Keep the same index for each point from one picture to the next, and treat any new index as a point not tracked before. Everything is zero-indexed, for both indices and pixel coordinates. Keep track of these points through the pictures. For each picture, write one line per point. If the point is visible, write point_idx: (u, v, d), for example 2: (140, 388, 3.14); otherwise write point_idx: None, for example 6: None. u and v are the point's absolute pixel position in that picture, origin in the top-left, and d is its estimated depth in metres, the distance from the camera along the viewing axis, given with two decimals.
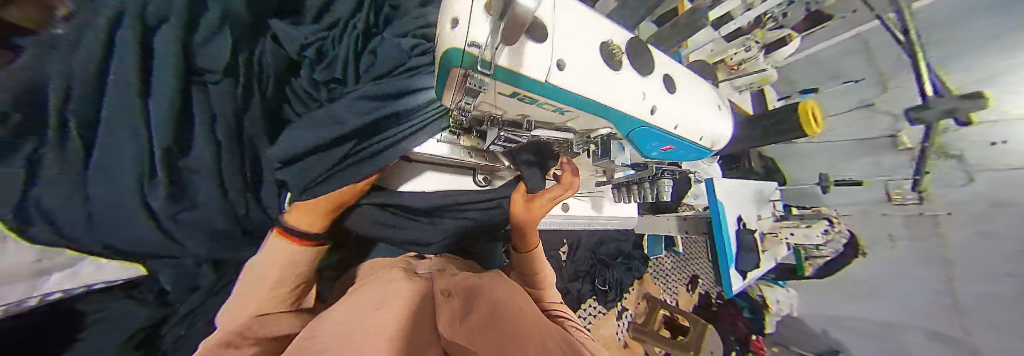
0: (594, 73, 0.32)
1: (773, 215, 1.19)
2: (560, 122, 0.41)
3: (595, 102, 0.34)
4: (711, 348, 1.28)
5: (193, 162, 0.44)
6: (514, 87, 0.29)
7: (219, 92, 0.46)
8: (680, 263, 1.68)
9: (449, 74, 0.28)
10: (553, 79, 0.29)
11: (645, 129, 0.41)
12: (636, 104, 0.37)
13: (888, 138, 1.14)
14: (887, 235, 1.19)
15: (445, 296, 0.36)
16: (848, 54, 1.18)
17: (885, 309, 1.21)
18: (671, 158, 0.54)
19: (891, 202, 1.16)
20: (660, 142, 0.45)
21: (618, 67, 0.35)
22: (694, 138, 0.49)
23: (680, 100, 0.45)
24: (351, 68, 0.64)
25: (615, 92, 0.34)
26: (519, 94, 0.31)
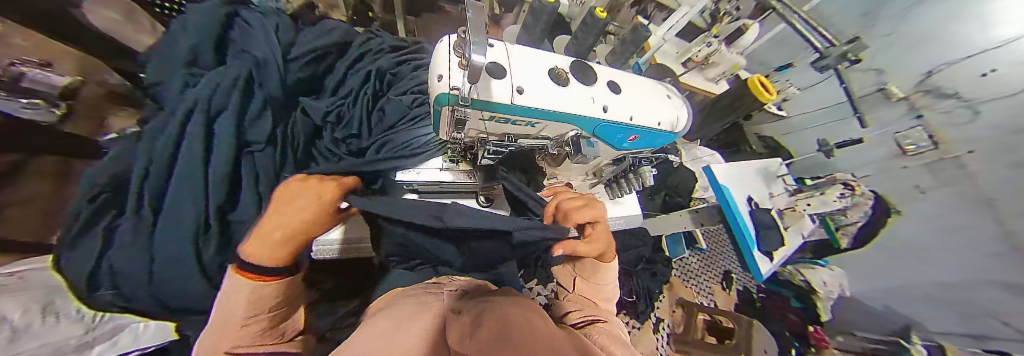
0: (548, 91, 0.40)
1: (786, 190, 1.18)
2: (535, 133, 0.48)
3: (554, 112, 0.41)
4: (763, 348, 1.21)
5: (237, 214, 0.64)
6: (488, 111, 0.39)
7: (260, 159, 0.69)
8: (707, 260, 1.56)
9: (442, 112, 0.39)
10: (517, 101, 0.38)
11: (607, 125, 0.48)
12: (591, 106, 0.44)
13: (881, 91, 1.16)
14: (913, 187, 1.08)
15: (456, 314, 0.37)
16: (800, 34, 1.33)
17: (943, 270, 1.04)
18: (643, 146, 0.58)
19: (908, 155, 1.09)
20: (623, 134, 0.51)
21: (565, 82, 0.43)
22: (653, 124, 0.52)
23: (634, 96, 0.51)
24: (365, 124, 0.87)
25: (570, 100, 0.42)
26: (494, 116, 0.40)
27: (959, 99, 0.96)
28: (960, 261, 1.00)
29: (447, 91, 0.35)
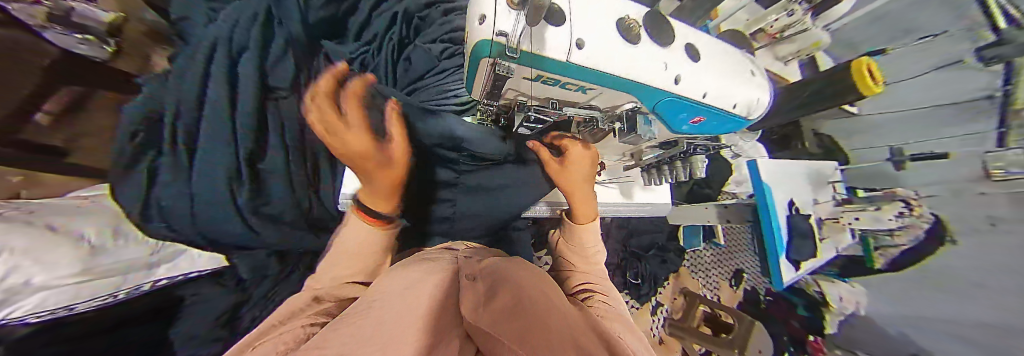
0: (613, 50, 0.32)
1: (833, 199, 1.03)
2: (583, 101, 0.42)
3: (614, 77, 0.34)
4: (759, 348, 1.14)
5: (269, 165, 0.57)
6: (537, 69, 0.31)
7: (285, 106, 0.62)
8: (721, 255, 1.52)
9: (478, 66, 0.32)
10: (574, 59, 0.30)
11: (670, 101, 0.40)
12: (660, 76, 0.36)
13: (985, 98, 0.92)
14: (987, 217, 0.95)
15: (471, 281, 0.38)
16: (922, 7, 1.04)
17: (982, 310, 0.97)
18: (705, 131, 0.51)
19: (992, 179, 0.91)
20: (687, 112, 0.43)
21: (636, 41, 0.34)
22: (725, 106, 0.45)
23: (706, 68, 0.42)
24: (389, 74, 0.82)
25: (636, 65, 0.34)
26: (542, 77, 0.33)
27: None
28: (993, 302, 0.94)
29: (490, 38, 0.27)
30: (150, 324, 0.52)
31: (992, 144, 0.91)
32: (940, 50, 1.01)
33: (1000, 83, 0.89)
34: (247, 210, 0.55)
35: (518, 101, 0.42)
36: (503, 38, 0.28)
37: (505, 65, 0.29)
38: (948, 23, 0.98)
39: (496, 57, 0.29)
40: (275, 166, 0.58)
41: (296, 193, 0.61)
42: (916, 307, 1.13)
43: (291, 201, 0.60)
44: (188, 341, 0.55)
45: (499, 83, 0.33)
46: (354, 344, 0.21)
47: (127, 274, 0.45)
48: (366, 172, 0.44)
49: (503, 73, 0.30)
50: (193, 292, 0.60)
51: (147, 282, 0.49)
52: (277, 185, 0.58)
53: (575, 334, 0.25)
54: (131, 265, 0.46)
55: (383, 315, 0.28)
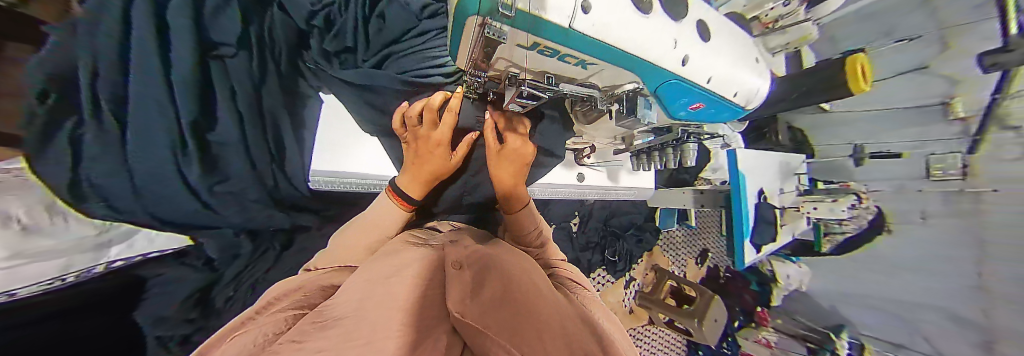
0: (620, 18, 0.28)
1: (797, 190, 1.11)
2: (583, 77, 0.39)
3: (620, 52, 0.30)
4: (715, 316, 1.25)
5: (219, 136, 0.48)
6: (535, 35, 0.27)
7: (234, 64, 0.50)
8: (691, 236, 1.64)
9: (466, 24, 0.28)
10: (578, 26, 0.26)
11: (672, 83, 0.38)
12: (667, 54, 0.34)
13: (938, 105, 0.98)
14: (921, 210, 1.08)
15: (457, 269, 0.36)
16: (904, 6, 0.95)
17: (906, 290, 1.15)
18: (700, 118, 0.50)
19: (929, 179, 1.03)
20: (689, 96, 0.42)
21: (648, 10, 0.30)
22: (725, 92, 0.44)
23: (713, 50, 0.40)
24: (361, 35, 0.70)
25: (645, 40, 0.31)
26: (539, 45, 0.29)
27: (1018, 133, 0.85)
28: (922, 283, 1.11)
29: None
30: (115, 306, 0.46)
31: (955, 142, 0.98)
32: (906, 58, 1.01)
33: (951, 92, 0.95)
34: (202, 188, 0.48)
35: (512, 74, 0.39)
36: None
37: (495, 26, 0.25)
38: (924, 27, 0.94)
39: (488, 16, 0.24)
40: (226, 139, 0.50)
41: (257, 171, 0.55)
42: (851, 284, 1.31)
43: (254, 178, 0.55)
44: (158, 323, 0.51)
45: (491, 49, 0.29)
46: (328, 341, 0.20)
47: (72, 257, 0.45)
48: (424, 158, 0.55)
49: (495, 37, 0.26)
50: (156, 272, 0.54)
51: (103, 263, 0.49)
52: (232, 160, 0.51)
53: (563, 327, 0.25)
54: (74, 247, 0.45)
55: (362, 304, 0.27)
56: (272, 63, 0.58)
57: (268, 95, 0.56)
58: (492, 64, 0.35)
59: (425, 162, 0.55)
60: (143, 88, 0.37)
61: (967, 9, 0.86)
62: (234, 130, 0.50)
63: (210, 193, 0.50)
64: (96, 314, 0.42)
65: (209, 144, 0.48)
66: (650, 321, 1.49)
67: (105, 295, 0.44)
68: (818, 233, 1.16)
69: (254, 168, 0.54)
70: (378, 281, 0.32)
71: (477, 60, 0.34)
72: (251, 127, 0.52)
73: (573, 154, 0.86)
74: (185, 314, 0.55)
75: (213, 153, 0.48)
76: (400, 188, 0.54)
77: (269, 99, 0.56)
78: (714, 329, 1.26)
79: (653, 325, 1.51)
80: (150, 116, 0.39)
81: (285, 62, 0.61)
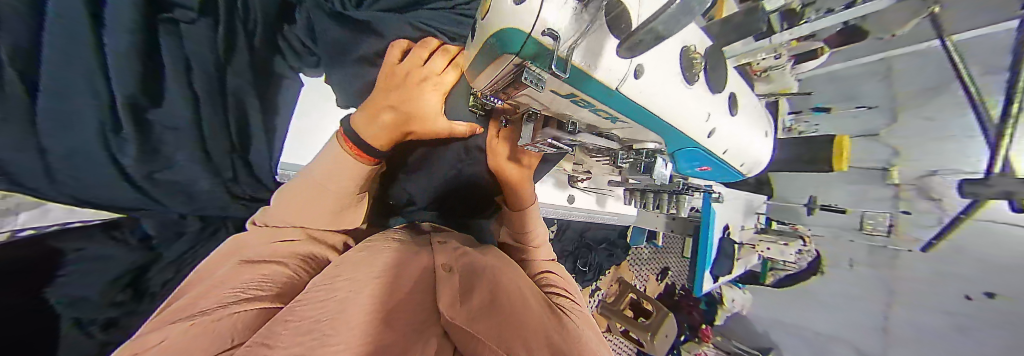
0: (664, 86, 0.27)
1: (755, 227, 1.22)
2: (608, 127, 0.39)
3: (655, 117, 0.29)
4: (667, 332, 1.33)
5: (159, 117, 0.52)
6: (575, 89, 0.24)
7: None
8: (656, 254, 1.74)
9: (495, 60, 0.21)
10: (624, 88, 0.24)
11: (692, 150, 0.38)
12: (697, 125, 0.34)
13: (879, 170, 1.10)
14: (849, 259, 1.22)
15: (447, 271, 0.34)
16: (869, 76, 1.09)
17: (825, 322, 1.33)
18: (703, 177, 0.52)
19: (861, 231, 1.15)
20: (699, 162, 0.42)
21: (691, 81, 0.30)
22: (735, 163, 0.46)
23: (736, 122, 0.41)
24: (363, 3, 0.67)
25: (679, 109, 0.30)
26: (575, 96, 0.26)
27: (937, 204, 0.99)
28: (838, 320, 1.29)
29: (529, 30, 0.15)
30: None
31: (889, 206, 1.08)
32: (862, 122, 1.15)
33: (891, 160, 1.08)
34: (139, 176, 0.54)
35: (532, 107, 0.36)
36: (553, 42, 0.17)
37: (536, 72, 0.20)
38: (881, 99, 1.09)
39: (529, 60, 0.19)
40: (172, 123, 0.54)
41: (214, 160, 0.61)
42: (783, 314, 1.45)
43: (207, 167, 0.60)
44: (74, 304, 0.52)
45: (519, 85, 0.25)
46: (301, 345, 0.18)
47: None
48: (411, 101, 0.49)
49: (530, 82, 0.22)
50: (79, 248, 0.54)
51: (6, 231, 0.50)
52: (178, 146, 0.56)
53: (553, 342, 0.25)
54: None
55: (343, 303, 0.25)
56: None
57: None
58: (512, 96, 0.31)
59: (407, 106, 0.50)
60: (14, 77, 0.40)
61: (918, 91, 1.02)
62: (178, 111, 0.53)
63: (148, 179, 0.55)
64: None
65: (149, 124, 0.51)
66: (607, 329, 1.56)
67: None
68: (765, 266, 1.27)
69: (200, 148, 0.57)
70: (359, 278, 0.30)
71: (496, 89, 0.29)
72: (202, 110, 0.54)
73: (568, 176, 0.88)
74: (112, 297, 0.56)
75: (158, 136, 0.53)
76: (354, 130, 0.46)
77: None
78: (664, 343, 1.34)
79: (610, 334, 1.58)
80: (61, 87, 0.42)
81: None
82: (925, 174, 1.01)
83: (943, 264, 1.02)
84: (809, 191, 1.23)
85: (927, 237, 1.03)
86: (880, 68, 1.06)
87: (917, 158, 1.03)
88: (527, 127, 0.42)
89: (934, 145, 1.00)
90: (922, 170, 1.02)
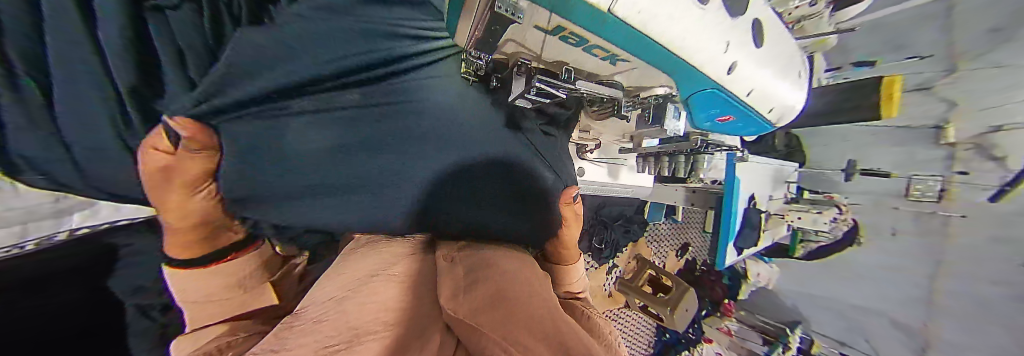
0: (678, 8, 0.22)
1: (784, 197, 1.12)
2: (609, 72, 0.37)
3: (667, 53, 0.25)
4: (687, 306, 1.31)
5: (168, 105, 0.43)
6: (563, 19, 0.21)
7: (177, 18, 0.42)
8: (676, 229, 1.67)
9: None
10: (621, 14, 0.18)
11: (711, 92, 0.34)
12: (716, 59, 0.29)
13: (932, 128, 1.00)
14: (890, 228, 1.12)
15: (448, 263, 0.35)
16: (921, 21, 0.94)
17: (860, 293, 1.24)
18: (724, 130, 0.48)
19: (906, 198, 1.06)
20: (718, 109, 0.39)
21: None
22: (762, 109, 0.42)
23: (763, 57, 0.36)
24: None
25: (698, 42, 0.25)
26: (564, 29, 0.23)
27: (1001, 164, 0.88)
28: (876, 292, 1.20)
29: None
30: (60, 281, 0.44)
31: (942, 168, 1.00)
32: (912, 75, 1.01)
33: (947, 117, 0.97)
34: None
35: (522, 61, 0.35)
36: None
37: (511, 1, 0.18)
38: (937, 47, 0.94)
39: None
40: (175, 110, 0.44)
41: None
42: (816, 288, 1.38)
43: None
44: (135, 292, 0.51)
45: (500, 28, 0.22)
46: (303, 350, 0.18)
47: (36, 222, 0.45)
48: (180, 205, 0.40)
49: (507, 15, 0.19)
50: (126, 242, 0.52)
51: (65, 231, 0.47)
52: None
53: (558, 327, 0.23)
54: None
55: (345, 307, 0.25)
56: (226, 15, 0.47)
57: (225, 52, 0.48)
58: (499, 47, 0.30)
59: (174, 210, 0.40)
60: None
61: (978, 36, 0.87)
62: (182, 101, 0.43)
63: None
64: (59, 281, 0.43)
65: (159, 115, 0.43)
66: (625, 305, 1.56)
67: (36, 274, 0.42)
68: (794, 239, 1.19)
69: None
70: (363, 279, 0.31)
71: (478, 41, 0.28)
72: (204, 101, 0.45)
73: (575, 148, 0.85)
74: (163, 284, 0.55)
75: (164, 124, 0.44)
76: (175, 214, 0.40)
77: (226, 57, 0.48)
78: (684, 317, 1.33)
79: (629, 308, 1.58)
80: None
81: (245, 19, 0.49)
82: (987, 130, 0.90)
83: (1004, 228, 0.89)
84: (848, 155, 1.19)
85: (998, 184, 0.88)
86: (937, 10, 0.91)
87: (981, 111, 0.90)
88: (516, 81, 0.38)
89: (995, 96, 0.87)
90: (986, 125, 0.90)
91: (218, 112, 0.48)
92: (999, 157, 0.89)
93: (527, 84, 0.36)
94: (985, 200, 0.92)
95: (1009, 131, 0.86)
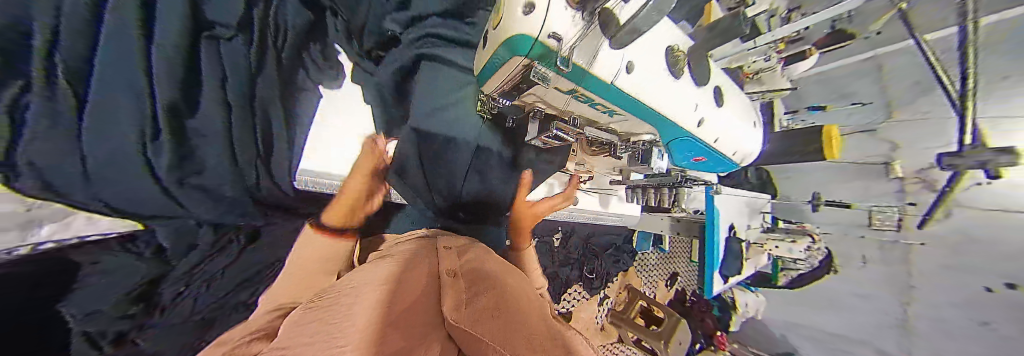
0: (648, 77, 0.31)
1: (761, 226, 1.20)
2: (605, 123, 0.43)
3: (644, 106, 0.32)
4: (680, 339, 1.28)
5: None
6: (578, 86, 0.29)
7: (230, 48, 0.54)
8: (664, 259, 1.70)
9: (507, 60, 0.27)
10: (620, 81, 0.29)
11: (686, 140, 0.40)
12: (687, 115, 0.36)
13: (880, 165, 1.13)
14: (860, 257, 1.20)
15: (451, 276, 0.35)
16: (861, 75, 1.13)
17: (841, 323, 1.27)
18: (701, 167, 0.53)
19: (870, 226, 1.16)
20: (694, 152, 0.44)
21: (677, 75, 0.34)
22: (728, 152, 0.49)
23: (724, 114, 0.44)
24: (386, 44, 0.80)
25: (666, 96, 0.33)
26: (576, 91, 0.30)
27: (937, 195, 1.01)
28: (854, 320, 1.23)
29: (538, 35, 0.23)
30: (42, 287, 0.41)
31: (896, 199, 1.11)
32: (859, 118, 1.18)
33: (891, 155, 1.11)
34: (171, 181, 0.48)
35: (536, 109, 0.40)
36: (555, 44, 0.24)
37: (543, 71, 0.26)
38: (876, 96, 1.12)
39: (536, 60, 0.25)
40: None
41: (239, 166, 0.56)
42: (789, 315, 1.41)
43: (233, 175, 0.55)
44: (90, 317, 0.46)
45: (527, 86, 0.30)
46: (311, 349, 0.18)
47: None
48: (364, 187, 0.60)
49: (538, 80, 0.27)
50: (92, 259, 0.47)
51: (29, 244, 0.42)
52: None
53: (554, 347, 0.23)
54: None
55: (353, 307, 0.25)
56: None
57: (266, 79, 0.59)
58: (520, 98, 0.35)
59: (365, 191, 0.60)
60: None
61: (908, 88, 1.05)
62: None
63: (179, 185, 0.49)
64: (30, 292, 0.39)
65: None
66: (619, 339, 1.49)
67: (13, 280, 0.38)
68: (775, 267, 1.23)
69: (234, 159, 0.55)
70: (371, 283, 0.31)
71: (507, 90, 0.33)
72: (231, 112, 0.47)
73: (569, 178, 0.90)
74: (124, 309, 0.50)
75: None
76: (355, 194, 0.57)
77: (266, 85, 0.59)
78: (679, 352, 1.28)
79: (622, 344, 1.52)
80: (110, 90, 0.39)
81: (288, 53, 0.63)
82: (926, 166, 1.04)
83: (955, 255, 0.99)
84: (813, 189, 1.30)
85: (919, 214, 1.06)
86: (871, 68, 1.11)
87: (913, 151, 1.06)
88: (534, 125, 0.45)
89: (922, 138, 1.05)
90: (924, 163, 1.04)
91: (243, 138, 0.55)
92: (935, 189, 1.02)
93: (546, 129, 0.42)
94: (915, 225, 1.07)
95: (939, 169, 1.01)
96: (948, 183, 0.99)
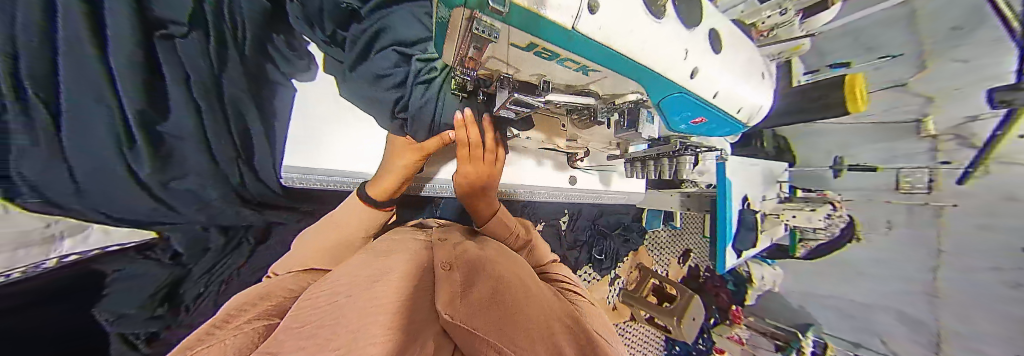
0: (630, 22, 0.25)
1: (778, 196, 1.14)
2: (582, 84, 0.40)
3: (627, 62, 0.28)
4: (694, 314, 1.28)
5: (172, 127, 0.44)
6: (531, 35, 0.23)
7: (186, 45, 0.44)
8: (675, 236, 1.66)
9: (453, 19, 0.23)
10: (582, 28, 0.22)
11: (678, 97, 0.37)
12: (678, 64, 0.32)
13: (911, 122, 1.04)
14: (886, 222, 1.13)
15: (446, 269, 0.34)
16: (891, 22, 1.00)
17: (864, 291, 1.22)
18: (700, 132, 0.50)
19: (898, 191, 1.08)
20: (694, 112, 0.41)
21: (660, 15, 0.28)
22: (729, 110, 0.45)
23: (721, 61, 0.40)
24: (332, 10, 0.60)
25: (652, 48, 0.28)
26: (537, 46, 0.25)
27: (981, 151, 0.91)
28: (876, 287, 1.18)
29: None
30: (71, 299, 0.45)
31: (927, 159, 1.02)
32: (887, 73, 1.06)
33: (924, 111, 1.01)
34: (154, 183, 0.45)
35: (504, 76, 0.39)
36: None
37: (485, 23, 0.21)
38: (907, 46, 0.99)
39: (477, 10, 0.19)
40: (182, 132, 0.46)
41: (221, 168, 0.53)
42: (813, 286, 1.37)
43: (217, 178, 0.53)
44: (123, 320, 0.52)
45: (480, 47, 0.25)
46: (302, 350, 0.16)
47: (23, 249, 0.42)
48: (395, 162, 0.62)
49: (484, 35, 0.22)
50: (115, 267, 0.52)
51: (56, 257, 0.46)
52: (189, 152, 0.48)
53: (553, 336, 0.23)
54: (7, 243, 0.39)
55: (343, 310, 0.24)
56: (234, 46, 0.52)
57: (229, 78, 0.51)
58: (483, 64, 0.34)
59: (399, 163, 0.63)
60: (84, 80, 0.33)
61: (943, 35, 0.93)
62: (189, 122, 0.46)
63: (164, 189, 0.47)
64: (64, 302, 0.44)
65: (161, 135, 0.43)
66: (631, 317, 1.50)
67: (46, 290, 0.42)
68: (793, 238, 1.17)
69: (214, 160, 0.51)
70: (361, 282, 0.30)
71: (466, 57, 0.30)
72: (211, 123, 0.49)
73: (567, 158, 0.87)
74: (151, 311, 0.55)
75: (169, 142, 0.45)
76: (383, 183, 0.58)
77: (232, 87, 0.52)
78: (693, 327, 1.29)
79: (634, 321, 1.52)
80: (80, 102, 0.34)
81: (251, 47, 0.54)
82: (963, 121, 0.94)
83: (992, 215, 0.91)
84: (835, 152, 1.23)
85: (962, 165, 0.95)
86: (903, 14, 0.98)
87: (952, 102, 0.96)
88: (500, 92, 0.42)
89: (967, 91, 0.92)
90: (960, 116, 0.94)
91: (224, 140, 0.52)
92: (977, 145, 0.92)
93: (509, 96, 0.40)
94: (953, 183, 0.98)
95: (986, 119, 0.90)
96: (998, 129, 0.88)
